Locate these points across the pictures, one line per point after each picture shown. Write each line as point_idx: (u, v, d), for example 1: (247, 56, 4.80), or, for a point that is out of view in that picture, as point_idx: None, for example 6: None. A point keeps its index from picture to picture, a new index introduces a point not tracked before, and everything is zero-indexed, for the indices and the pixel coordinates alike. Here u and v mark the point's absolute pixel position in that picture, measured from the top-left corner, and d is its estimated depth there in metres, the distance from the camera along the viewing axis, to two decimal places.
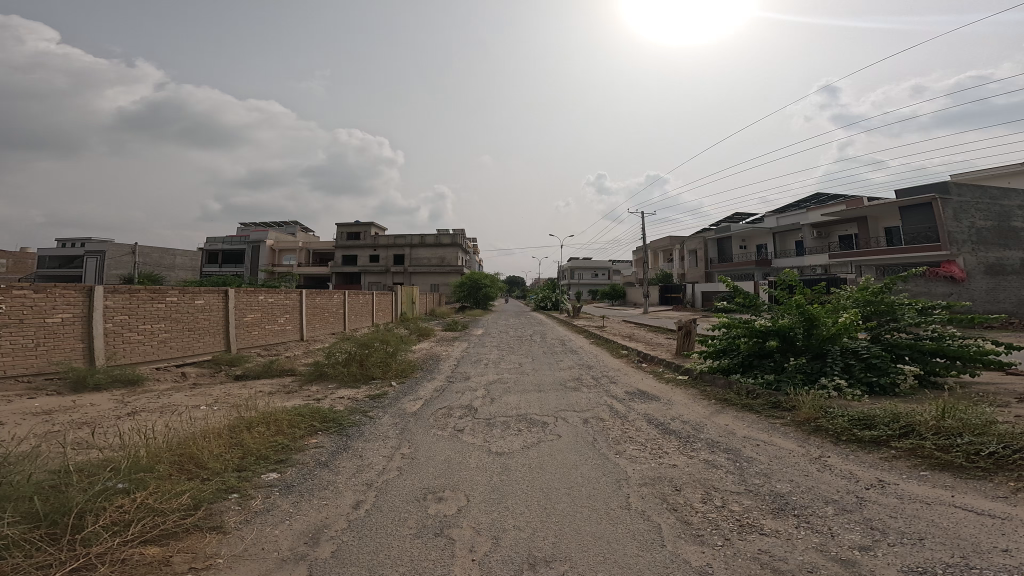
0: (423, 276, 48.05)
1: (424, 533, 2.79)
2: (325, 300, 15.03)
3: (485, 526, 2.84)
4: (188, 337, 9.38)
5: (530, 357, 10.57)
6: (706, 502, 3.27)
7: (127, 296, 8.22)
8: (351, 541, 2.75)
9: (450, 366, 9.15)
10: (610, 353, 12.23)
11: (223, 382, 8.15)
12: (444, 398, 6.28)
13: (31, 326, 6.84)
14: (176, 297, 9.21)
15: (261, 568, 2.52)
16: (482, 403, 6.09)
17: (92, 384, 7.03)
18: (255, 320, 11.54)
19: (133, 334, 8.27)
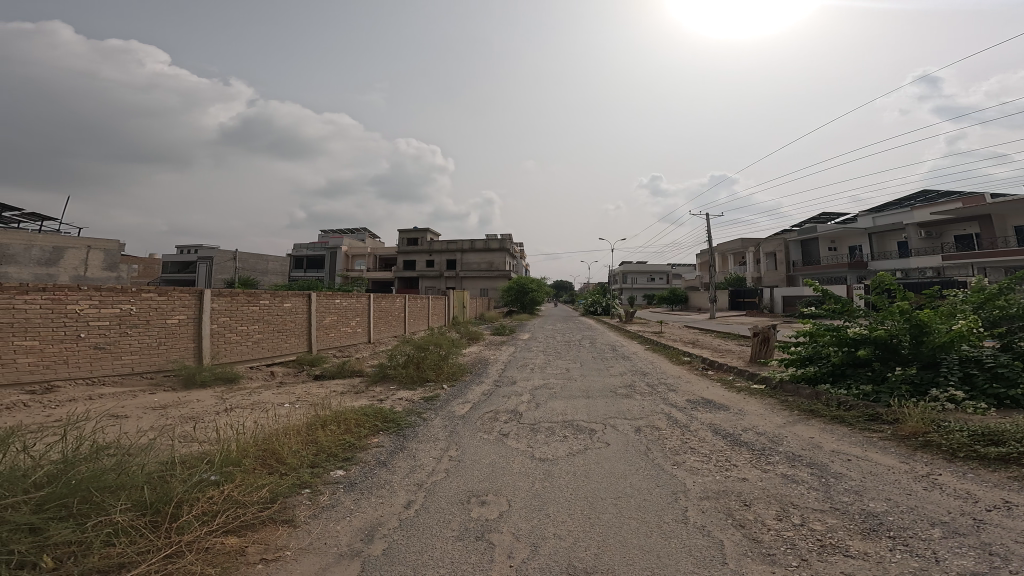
0: (474, 281, 48.39)
1: (466, 535, 2.82)
2: (389, 304, 15.57)
3: (524, 533, 2.83)
4: (277, 338, 10.01)
5: (578, 363, 10.40)
6: (782, 519, 3.08)
7: (229, 299, 8.89)
8: (400, 540, 2.82)
9: (497, 370, 9.20)
10: (666, 360, 11.85)
11: (300, 381, 8.63)
12: (492, 402, 6.33)
13: (156, 327, 7.55)
14: (269, 301, 9.82)
15: (317, 564, 2.62)
16: (528, 407, 6.08)
17: (198, 381, 7.66)
18: (333, 322, 12.13)
19: (233, 334, 8.94)
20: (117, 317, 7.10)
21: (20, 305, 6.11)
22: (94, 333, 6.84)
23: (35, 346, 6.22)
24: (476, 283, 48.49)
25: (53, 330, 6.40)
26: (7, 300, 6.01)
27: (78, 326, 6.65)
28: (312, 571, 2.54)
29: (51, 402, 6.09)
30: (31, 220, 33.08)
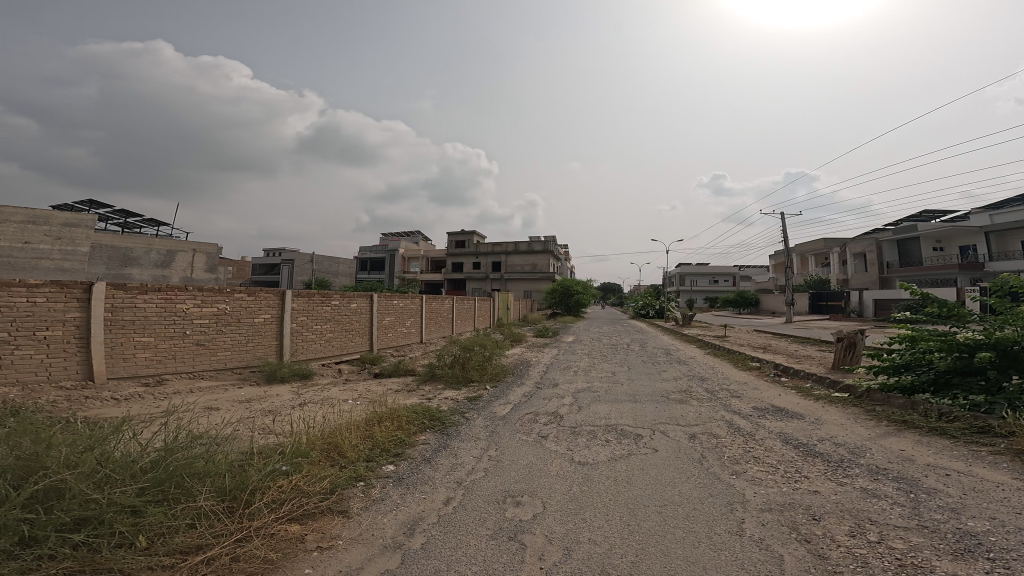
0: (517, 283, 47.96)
1: (498, 535, 2.84)
2: (439, 304, 15.93)
3: (558, 536, 2.82)
4: (345, 337, 10.50)
5: (626, 367, 10.19)
6: (856, 535, 2.88)
7: (306, 299, 9.44)
8: (438, 535, 2.89)
9: (540, 372, 9.18)
10: (730, 365, 11.38)
11: (361, 378, 8.99)
12: (532, 403, 6.34)
13: (246, 325, 8.17)
14: (339, 302, 10.34)
15: (359, 555, 2.72)
16: (570, 410, 6.04)
17: (278, 376, 8.14)
18: (391, 322, 12.54)
19: (308, 334, 9.49)
20: (213, 315, 7.70)
21: (136, 306, 6.72)
22: (195, 329, 7.44)
23: (151, 343, 6.85)
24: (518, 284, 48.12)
25: (164, 328, 7.03)
26: (127, 300, 6.62)
27: (181, 324, 7.24)
28: (358, 560, 2.65)
29: (162, 391, 6.71)
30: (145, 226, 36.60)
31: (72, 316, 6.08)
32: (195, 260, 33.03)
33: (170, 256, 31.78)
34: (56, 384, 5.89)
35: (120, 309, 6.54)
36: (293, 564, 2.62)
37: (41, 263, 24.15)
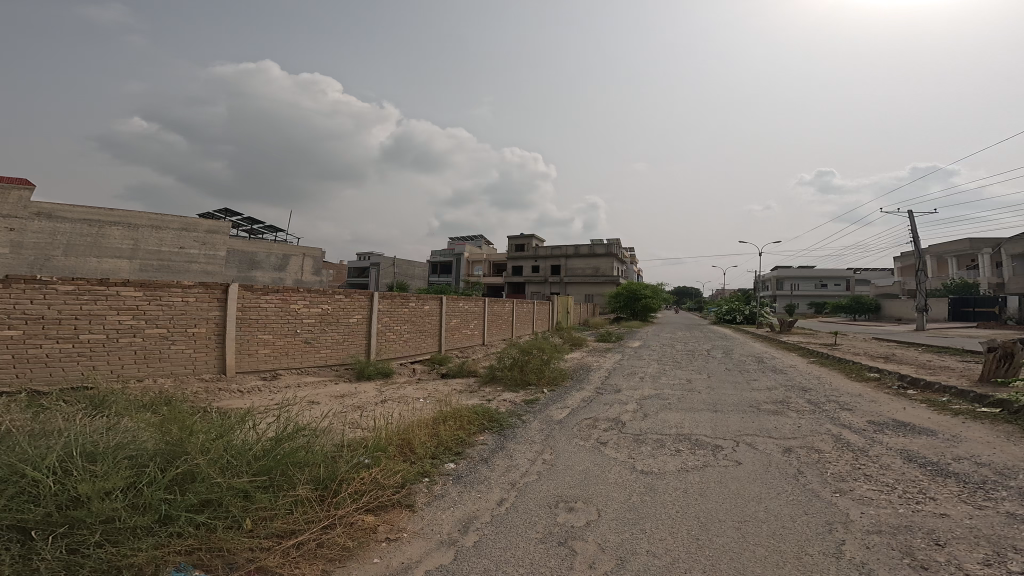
0: (579, 286, 47.16)
1: (549, 539, 2.84)
2: (501, 308, 16.13)
3: (611, 545, 2.77)
4: (419, 338, 10.90)
5: (701, 374, 9.77)
6: (991, 565, 2.55)
7: (390, 301, 9.91)
8: (490, 535, 2.93)
9: (602, 377, 9.00)
10: (842, 375, 10.48)
11: (431, 378, 9.25)
12: (590, 409, 6.25)
13: (343, 324, 8.73)
14: (415, 303, 10.76)
15: (418, 548, 2.81)
16: (633, 417, 5.89)
17: (366, 374, 8.56)
18: (457, 324, 12.87)
19: (391, 334, 9.95)
20: (318, 315, 8.27)
21: (260, 306, 7.35)
22: (303, 328, 8.03)
23: (271, 340, 7.49)
24: (579, 288, 47.21)
25: (280, 326, 7.64)
26: (254, 300, 7.28)
27: (292, 322, 7.82)
28: (415, 554, 2.73)
29: (278, 385, 7.31)
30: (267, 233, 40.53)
31: (211, 314, 6.75)
32: (304, 264, 35.77)
33: (285, 261, 34.75)
34: (196, 376, 6.54)
35: (248, 309, 7.19)
36: (367, 553, 2.75)
37: (189, 267, 27.64)
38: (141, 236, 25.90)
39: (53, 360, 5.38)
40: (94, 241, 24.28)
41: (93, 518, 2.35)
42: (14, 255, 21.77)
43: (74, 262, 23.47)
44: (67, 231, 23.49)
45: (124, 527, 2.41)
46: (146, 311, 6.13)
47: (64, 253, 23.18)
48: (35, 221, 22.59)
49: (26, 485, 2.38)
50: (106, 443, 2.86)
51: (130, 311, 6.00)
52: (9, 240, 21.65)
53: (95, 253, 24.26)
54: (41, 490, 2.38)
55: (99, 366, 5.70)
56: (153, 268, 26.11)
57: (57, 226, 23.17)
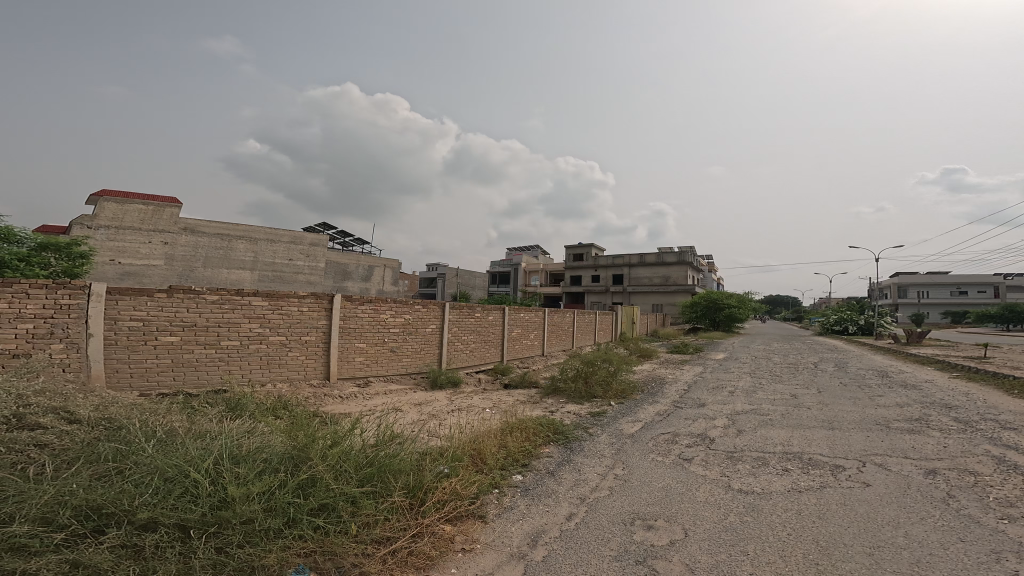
0: (644, 296, 45.74)
1: (625, 557, 2.75)
2: (560, 318, 15.97)
3: (701, 566, 2.64)
4: (483, 349, 11.01)
5: (788, 388, 9.13)
6: None
7: (458, 311, 10.10)
8: (560, 550, 2.88)
9: (682, 390, 8.63)
10: (999, 393, 9.20)
11: (495, 389, 9.29)
12: (664, 423, 6.01)
13: (420, 333, 8.98)
14: (480, 314, 10.90)
15: (491, 560, 2.80)
16: (726, 434, 5.58)
17: (439, 383, 8.71)
18: (517, 335, 12.88)
19: (458, 343, 10.13)
20: (403, 324, 8.55)
21: (356, 316, 7.70)
22: (391, 337, 8.31)
23: (365, 348, 7.83)
24: (645, 298, 45.68)
25: (373, 336, 7.98)
26: (352, 310, 7.64)
27: (382, 330, 8.12)
28: (484, 569, 2.69)
29: (371, 391, 7.59)
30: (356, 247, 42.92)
31: (319, 323, 7.17)
32: (383, 275, 37.16)
33: (370, 272, 36.14)
34: (306, 381, 6.96)
35: (348, 319, 7.56)
36: (445, 564, 2.74)
37: (296, 278, 29.89)
38: (261, 249, 28.42)
39: (198, 364, 5.94)
40: (223, 253, 26.76)
41: (237, 519, 2.56)
42: (168, 266, 24.71)
43: (210, 274, 26.09)
44: (201, 244, 25.96)
45: (260, 530, 2.60)
46: (270, 320, 6.63)
47: (204, 264, 25.87)
48: (182, 236, 25.33)
49: (190, 486, 2.66)
50: (245, 448, 3.13)
51: (255, 319, 6.49)
52: (163, 251, 24.55)
53: (227, 265, 26.81)
54: (199, 492, 2.63)
55: (235, 371, 6.25)
56: (270, 279, 28.67)
57: (196, 241, 25.76)
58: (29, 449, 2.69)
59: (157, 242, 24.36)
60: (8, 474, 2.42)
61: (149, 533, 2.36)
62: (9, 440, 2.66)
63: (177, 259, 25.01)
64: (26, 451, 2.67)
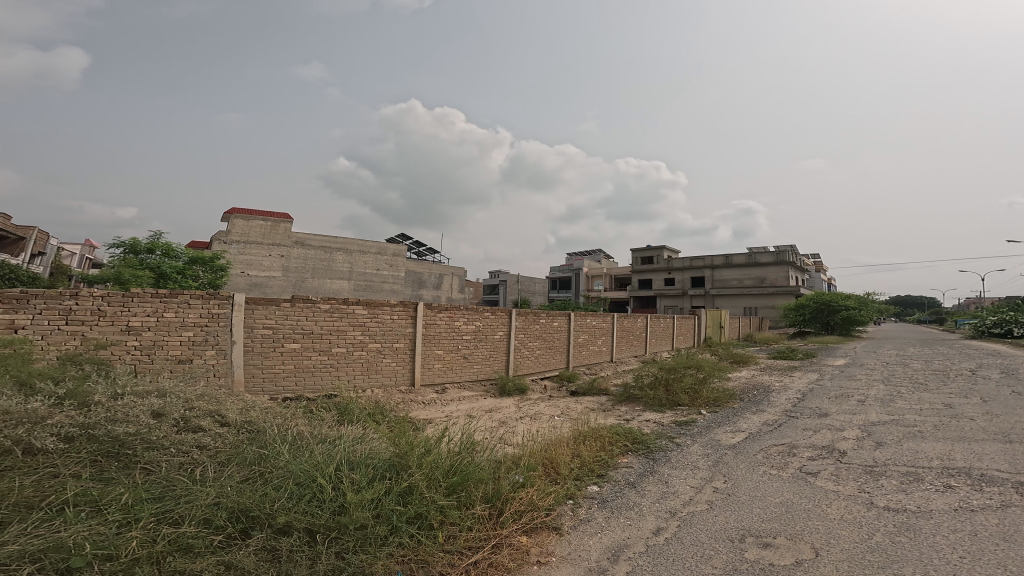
0: (732, 300, 41.88)
1: None
2: (631, 323, 15.17)
3: None
4: (547, 354, 10.83)
5: (909, 397, 8.08)
6: None
7: (523, 317, 10.03)
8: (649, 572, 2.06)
9: (794, 399, 7.90)
10: None
11: (561, 396, 9.08)
12: (774, 434, 4.68)
13: (488, 340, 9.05)
14: (544, 321, 10.70)
15: None
16: (860, 446, 4.30)
17: (506, 391, 8.81)
18: (584, 340, 12.44)
19: (523, 350, 10.07)
20: (474, 331, 8.75)
21: (434, 322, 8.01)
22: (463, 344, 8.54)
23: (441, 355, 8.12)
24: (735, 301, 41.82)
25: (448, 343, 8.26)
26: (431, 317, 7.96)
27: (456, 338, 8.37)
28: None
29: (447, 398, 7.86)
30: (428, 253, 44.11)
31: (407, 331, 7.54)
32: (454, 283, 38.04)
33: (440, 279, 36.82)
34: (394, 386, 7.36)
35: (429, 326, 7.92)
36: None
37: (383, 286, 31.62)
38: (353, 258, 30.49)
39: (314, 369, 6.50)
40: (326, 265, 29.29)
41: (352, 525, 2.25)
42: (285, 276, 27.70)
43: (318, 284, 28.79)
44: (305, 255, 28.37)
45: (370, 537, 2.25)
46: (369, 327, 7.07)
47: (312, 275, 28.65)
48: (295, 248, 28.10)
49: (315, 491, 2.49)
50: (355, 452, 2.80)
51: (357, 326, 6.96)
52: (281, 264, 27.54)
53: (329, 275, 29.46)
54: (323, 497, 2.45)
55: (342, 376, 6.79)
56: (363, 287, 30.82)
57: (303, 253, 28.31)
58: (192, 451, 2.98)
59: (275, 255, 27.35)
60: (179, 475, 2.71)
61: (285, 537, 2.25)
62: (177, 442, 3.00)
63: (292, 270, 27.94)
64: (188, 453, 2.95)
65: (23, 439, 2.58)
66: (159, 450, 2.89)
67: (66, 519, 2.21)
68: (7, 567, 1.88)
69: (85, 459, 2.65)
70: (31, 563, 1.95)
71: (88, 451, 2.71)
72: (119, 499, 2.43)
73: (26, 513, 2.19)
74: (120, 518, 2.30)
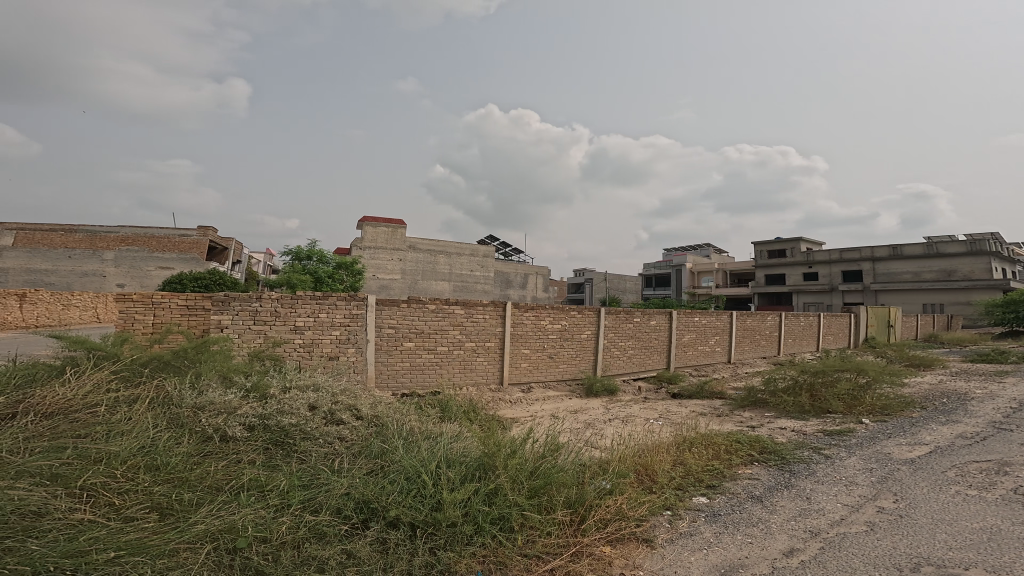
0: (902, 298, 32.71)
1: None
2: (759, 321, 12.71)
3: None
4: (645, 354, 9.50)
5: None
6: None
7: (615, 316, 8.92)
8: None
9: (1000, 408, 6.08)
10: None
11: (661, 398, 7.95)
12: (975, 450, 3.54)
13: (576, 339, 8.26)
14: (641, 318, 9.42)
15: None
16: None
17: (593, 391, 7.88)
18: (693, 339, 10.70)
19: (615, 350, 8.95)
20: (560, 331, 8.05)
21: (521, 322, 7.60)
22: (548, 343, 7.92)
23: (528, 355, 7.66)
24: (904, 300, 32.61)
25: (535, 342, 7.77)
26: (518, 317, 7.56)
27: (540, 337, 7.84)
28: None
29: (532, 398, 7.33)
30: (513, 253, 43.52)
31: (497, 329, 7.35)
32: (537, 281, 37.43)
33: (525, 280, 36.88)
34: (484, 385, 7.18)
35: (516, 326, 7.53)
36: None
37: (477, 287, 32.85)
38: (452, 261, 31.98)
39: (425, 368, 6.63)
40: (430, 267, 31.16)
41: (445, 522, 2.23)
42: (403, 279, 30.12)
43: (426, 285, 30.91)
44: (415, 259, 30.64)
45: (458, 534, 2.21)
46: (466, 325, 7.02)
47: (422, 278, 30.81)
48: (409, 252, 30.45)
49: (422, 485, 2.45)
50: (452, 450, 2.77)
51: (455, 325, 6.93)
52: (398, 266, 29.96)
53: (434, 277, 31.31)
54: (426, 491, 2.41)
55: (446, 374, 6.83)
56: (460, 289, 32.22)
57: (414, 257, 30.56)
58: (334, 442, 3.27)
59: (395, 259, 29.89)
60: (323, 465, 3.00)
61: (391, 529, 2.24)
62: (325, 433, 3.33)
63: (408, 272, 30.35)
64: (332, 443, 3.26)
65: (221, 428, 3.08)
66: (312, 440, 3.24)
67: (239, 502, 2.60)
68: (193, 545, 2.24)
69: (259, 445, 3.07)
70: (210, 541, 2.32)
71: (262, 439, 3.14)
72: (278, 485, 2.77)
73: (213, 496, 2.62)
74: (276, 503, 2.62)
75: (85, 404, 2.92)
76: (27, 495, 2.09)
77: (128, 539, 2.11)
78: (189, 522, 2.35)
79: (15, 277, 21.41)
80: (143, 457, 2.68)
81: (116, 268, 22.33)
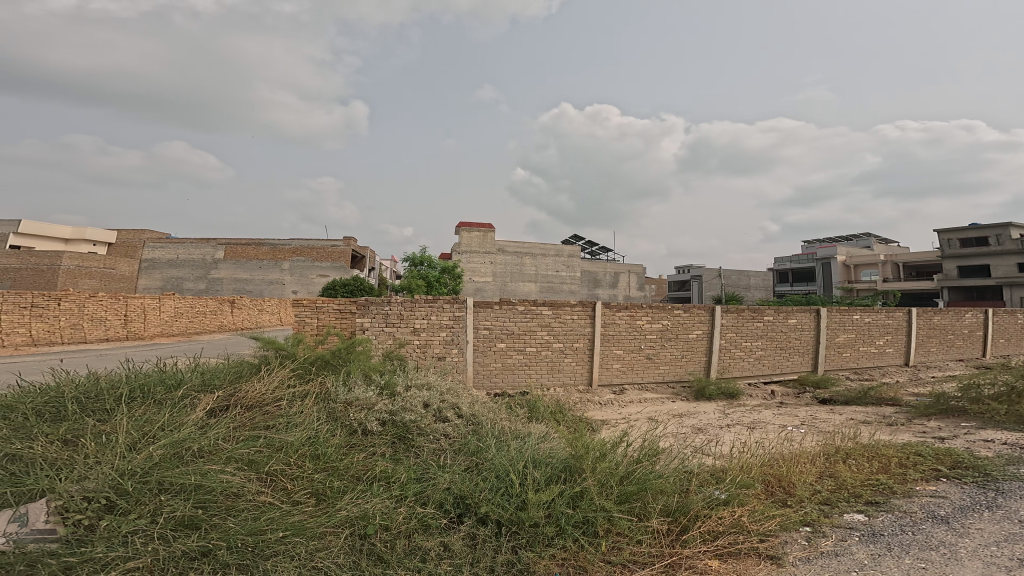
0: None
1: None
2: (952, 319, 10.05)
3: None
4: (780, 356, 8.09)
5: None
6: None
7: (736, 315, 7.77)
8: None
9: None
10: None
11: (801, 404, 6.72)
12: None
13: (683, 340, 7.40)
14: (771, 317, 8.06)
15: None
16: None
17: (706, 395, 7.05)
18: (850, 340, 8.79)
19: (736, 351, 7.76)
20: (661, 330, 7.27)
21: (614, 323, 7.01)
22: (647, 343, 7.21)
23: (623, 356, 7.06)
24: None
25: (629, 342, 7.11)
26: (609, 317, 7.00)
27: (638, 338, 7.15)
28: None
29: (625, 400, 6.76)
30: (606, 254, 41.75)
31: (587, 330, 6.89)
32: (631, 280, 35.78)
33: (616, 279, 35.35)
34: (573, 386, 6.80)
35: (609, 326, 7.00)
36: None
37: (563, 286, 32.83)
38: (538, 262, 32.46)
39: (515, 368, 6.57)
40: (518, 268, 31.94)
41: (529, 522, 2.14)
42: (495, 283, 31.42)
43: (513, 287, 31.69)
44: (505, 262, 31.63)
45: (541, 536, 2.11)
46: (552, 326, 6.75)
47: (510, 279, 31.58)
48: (498, 254, 31.56)
49: (511, 485, 2.38)
50: (539, 451, 2.67)
51: (545, 326, 6.72)
52: (489, 269, 31.27)
53: (523, 279, 31.87)
54: (513, 490, 2.33)
55: (535, 376, 6.66)
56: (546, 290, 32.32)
57: (503, 258, 31.52)
58: (440, 440, 3.48)
59: (488, 261, 31.19)
60: (432, 460, 3.19)
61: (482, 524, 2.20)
62: (434, 429, 3.56)
63: (497, 275, 31.52)
64: (438, 440, 3.47)
65: (361, 422, 3.47)
66: (426, 436, 3.49)
67: (371, 491, 2.81)
68: (337, 530, 2.47)
69: (389, 440, 3.38)
70: (348, 526, 2.52)
71: (390, 433, 3.45)
72: (399, 476, 2.98)
73: (354, 485, 2.89)
74: (397, 494, 2.79)
75: (272, 398, 3.53)
76: (232, 478, 2.51)
77: (294, 521, 2.41)
78: (335, 509, 2.60)
79: (228, 286, 27.73)
80: (309, 447, 3.06)
81: (291, 277, 27.81)
